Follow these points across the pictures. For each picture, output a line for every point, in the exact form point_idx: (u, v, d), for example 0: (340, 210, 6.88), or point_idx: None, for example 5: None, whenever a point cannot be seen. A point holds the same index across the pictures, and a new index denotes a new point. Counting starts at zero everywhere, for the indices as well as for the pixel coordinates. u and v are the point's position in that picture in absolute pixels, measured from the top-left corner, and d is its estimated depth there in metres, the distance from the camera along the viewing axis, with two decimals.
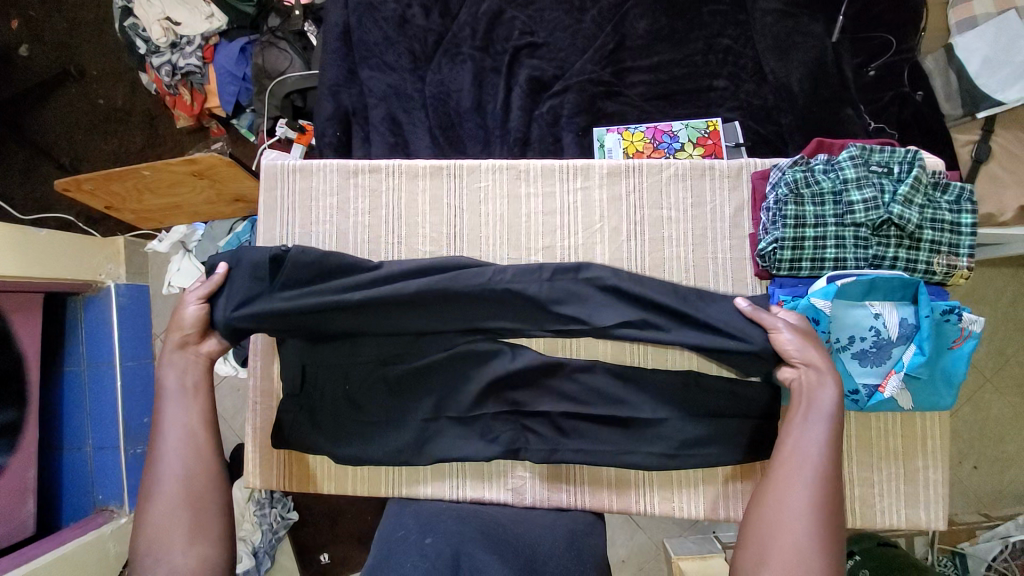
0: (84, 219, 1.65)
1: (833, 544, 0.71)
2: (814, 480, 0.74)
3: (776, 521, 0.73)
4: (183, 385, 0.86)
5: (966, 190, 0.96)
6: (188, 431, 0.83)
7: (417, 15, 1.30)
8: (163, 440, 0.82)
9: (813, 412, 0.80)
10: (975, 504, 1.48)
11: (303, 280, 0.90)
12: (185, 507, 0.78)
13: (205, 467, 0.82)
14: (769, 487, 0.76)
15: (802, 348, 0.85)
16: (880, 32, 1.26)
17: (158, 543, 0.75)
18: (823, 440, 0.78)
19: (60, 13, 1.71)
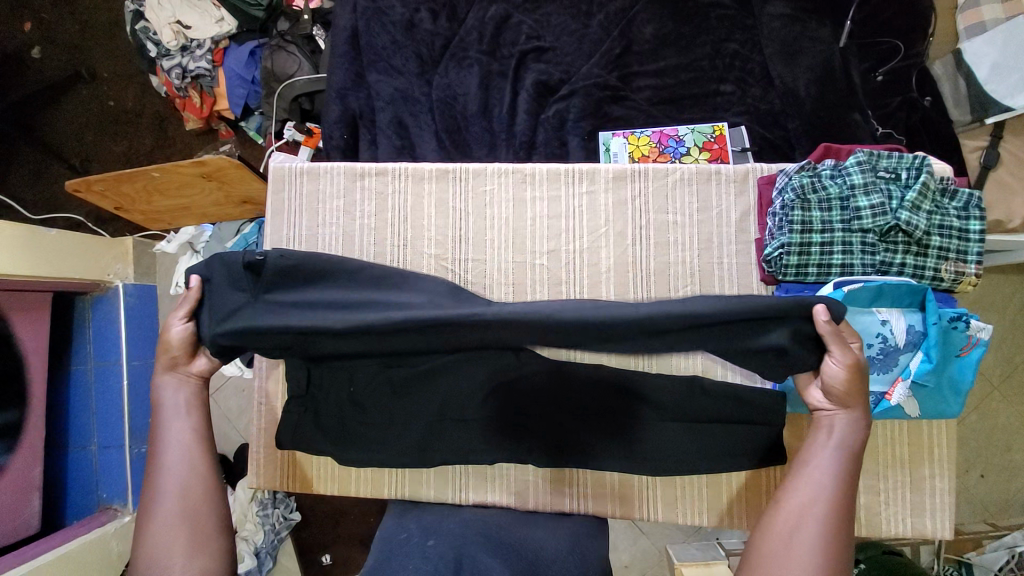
0: (94, 220, 1.67)
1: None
2: (825, 510, 0.70)
3: (783, 551, 0.68)
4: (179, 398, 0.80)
5: (974, 196, 0.95)
6: (184, 444, 0.78)
7: (424, 19, 1.31)
8: (159, 455, 0.77)
9: (828, 439, 0.75)
10: (982, 513, 1.46)
11: (294, 287, 0.76)
12: (184, 524, 0.74)
13: (203, 480, 0.77)
14: (775, 514, 0.72)
15: (852, 381, 0.74)
16: (888, 37, 1.26)
17: (157, 560, 0.71)
18: (836, 468, 0.72)
19: (72, 16, 1.74)
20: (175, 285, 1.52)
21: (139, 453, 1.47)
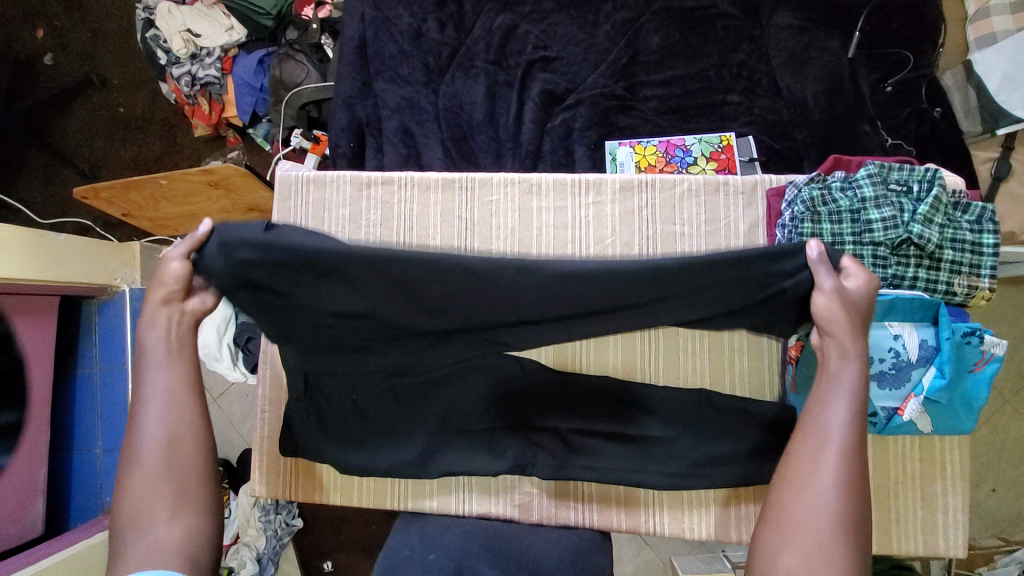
0: (102, 224, 1.68)
1: (860, 534, 0.61)
2: (841, 462, 0.63)
3: (798, 513, 0.62)
4: (171, 340, 0.70)
5: (987, 210, 0.94)
6: (174, 394, 0.69)
7: (431, 29, 1.32)
8: (144, 402, 0.68)
9: (838, 383, 0.67)
10: (993, 528, 1.44)
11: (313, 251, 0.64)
12: (171, 480, 0.66)
13: (196, 435, 0.69)
14: (787, 473, 0.65)
15: (846, 314, 0.65)
16: (896, 48, 1.25)
17: (142, 516, 0.64)
18: (850, 414, 0.65)
19: (84, 24, 1.76)
20: None
21: None
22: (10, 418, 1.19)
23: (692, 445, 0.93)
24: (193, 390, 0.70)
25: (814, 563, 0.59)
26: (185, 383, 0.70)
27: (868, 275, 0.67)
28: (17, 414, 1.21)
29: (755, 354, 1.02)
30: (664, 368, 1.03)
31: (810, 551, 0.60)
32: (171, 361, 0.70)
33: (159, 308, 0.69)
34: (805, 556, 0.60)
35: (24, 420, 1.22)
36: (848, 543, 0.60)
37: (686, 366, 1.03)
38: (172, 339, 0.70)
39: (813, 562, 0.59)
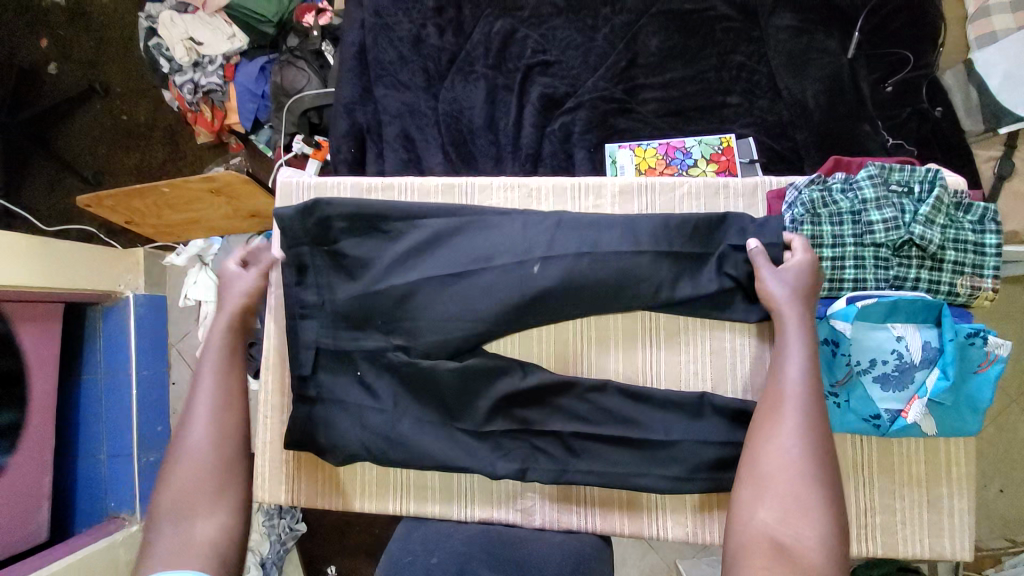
0: (105, 231, 1.69)
1: (825, 478, 0.73)
2: (800, 415, 0.77)
3: (769, 465, 0.75)
4: (222, 354, 0.90)
5: (989, 210, 0.93)
6: (225, 397, 0.87)
7: (431, 34, 1.33)
8: (197, 405, 0.86)
9: (788, 346, 0.84)
10: (1001, 530, 1.42)
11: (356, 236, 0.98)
12: (212, 476, 0.82)
13: (234, 435, 0.86)
14: (757, 432, 0.80)
15: (792, 291, 0.87)
16: (896, 48, 1.25)
17: (186, 504, 0.79)
18: (802, 372, 0.80)
19: (87, 33, 1.78)
20: (184, 297, 1.52)
21: (147, 462, 1.50)
22: (10, 418, 1.19)
23: (694, 449, 0.93)
24: (237, 395, 0.89)
25: (787, 508, 0.72)
26: (228, 390, 0.88)
27: (806, 255, 0.90)
28: (19, 414, 1.21)
29: (757, 359, 1.00)
30: (666, 372, 1.01)
31: (782, 499, 0.73)
32: (220, 371, 0.89)
33: (223, 320, 0.93)
34: (779, 503, 0.72)
35: (25, 421, 1.22)
36: (814, 488, 0.72)
37: (690, 371, 1.01)
38: (222, 346, 0.91)
39: (785, 508, 0.72)
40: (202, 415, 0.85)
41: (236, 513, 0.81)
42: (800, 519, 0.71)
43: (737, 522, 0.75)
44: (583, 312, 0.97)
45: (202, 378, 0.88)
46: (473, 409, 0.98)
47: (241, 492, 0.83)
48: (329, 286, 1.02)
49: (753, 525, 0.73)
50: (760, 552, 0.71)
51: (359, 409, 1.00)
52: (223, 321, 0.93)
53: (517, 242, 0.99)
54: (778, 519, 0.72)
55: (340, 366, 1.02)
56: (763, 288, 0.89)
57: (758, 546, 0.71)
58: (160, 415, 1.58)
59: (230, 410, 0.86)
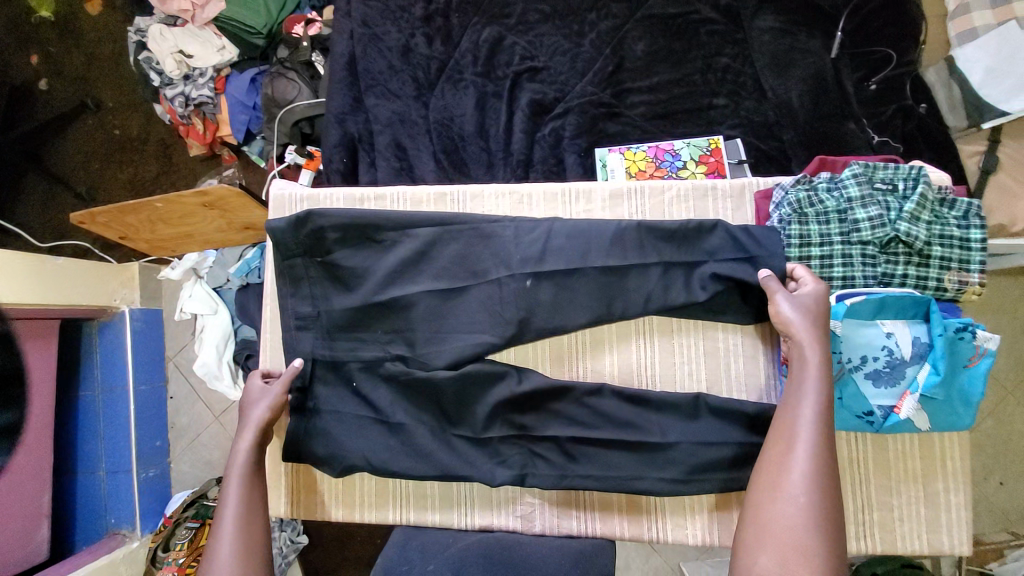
0: (100, 246, 1.69)
1: (829, 529, 0.74)
2: (809, 462, 0.78)
3: (774, 509, 0.77)
4: (249, 468, 0.92)
5: (973, 205, 0.95)
6: (248, 511, 0.88)
7: (419, 44, 1.34)
8: (222, 521, 0.86)
9: (804, 387, 0.84)
10: (1002, 522, 1.43)
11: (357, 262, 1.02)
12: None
13: (256, 553, 0.85)
14: (765, 473, 0.81)
15: (806, 320, 0.87)
16: (879, 46, 1.26)
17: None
18: (816, 417, 0.81)
19: (77, 48, 1.78)
20: (180, 310, 1.51)
21: (146, 477, 1.51)
22: (5, 420, 1.19)
23: (691, 450, 0.94)
24: (260, 509, 0.89)
25: (789, 556, 0.73)
26: (252, 506, 0.89)
27: (816, 283, 0.90)
28: (19, 414, 1.21)
29: (750, 359, 1.01)
30: (660, 374, 1.02)
31: (784, 545, 0.74)
32: (244, 484, 0.90)
33: (247, 435, 0.94)
34: (781, 549, 0.74)
35: (25, 420, 1.22)
36: (816, 538, 0.73)
37: (683, 372, 1.02)
38: (249, 461, 0.92)
39: (786, 555, 0.73)
40: (228, 533, 0.85)
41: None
42: (800, 567, 0.72)
43: (738, 562, 0.77)
44: (576, 315, 0.98)
45: (228, 491, 0.89)
46: (470, 416, 0.98)
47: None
48: (324, 297, 1.02)
49: (753, 569, 0.74)
50: None
51: (357, 419, 1.01)
52: (249, 435, 0.94)
53: (512, 249, 1.00)
54: (777, 566, 0.73)
55: (336, 375, 1.02)
56: (775, 311, 0.90)
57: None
58: (159, 430, 1.58)
59: (252, 526, 0.87)
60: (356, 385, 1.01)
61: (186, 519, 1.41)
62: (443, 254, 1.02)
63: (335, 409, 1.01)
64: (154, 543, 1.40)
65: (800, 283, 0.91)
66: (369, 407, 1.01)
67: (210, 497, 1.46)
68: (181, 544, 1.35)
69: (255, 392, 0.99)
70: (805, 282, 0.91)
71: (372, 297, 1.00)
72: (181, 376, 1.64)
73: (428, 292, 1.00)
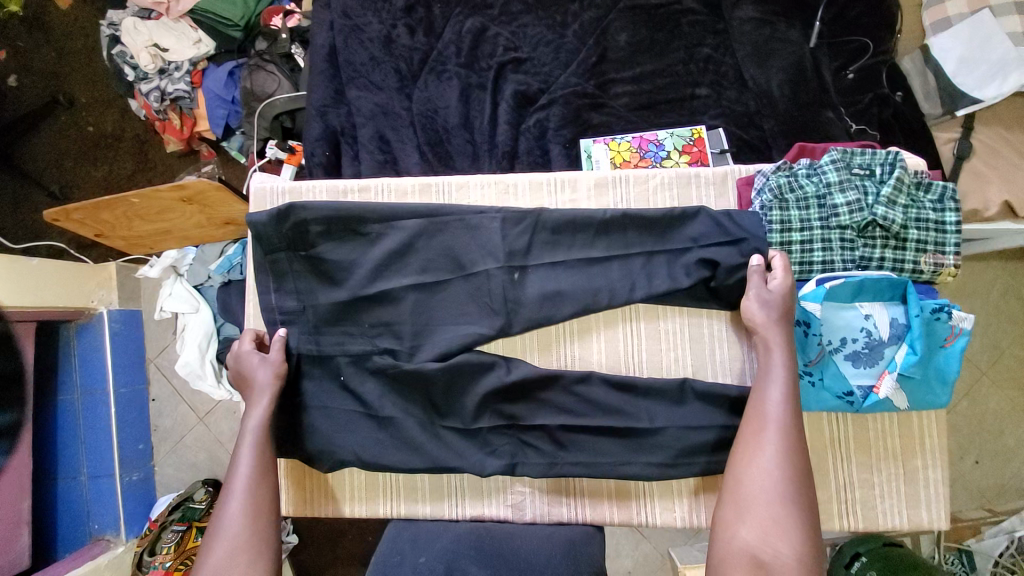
0: (75, 246, 1.63)
1: (802, 498, 0.77)
2: (780, 438, 0.81)
3: (752, 487, 0.79)
4: (260, 431, 0.93)
5: (948, 189, 0.97)
6: (261, 472, 0.90)
7: (402, 34, 1.32)
8: (235, 482, 0.89)
9: (770, 368, 0.87)
10: (978, 499, 1.48)
11: (344, 255, 1.01)
12: (242, 552, 0.83)
13: (264, 514, 0.87)
14: (740, 453, 0.83)
15: (771, 311, 0.90)
16: (857, 36, 1.28)
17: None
18: (784, 398, 0.84)
19: (48, 43, 1.72)
20: (160, 309, 1.47)
21: (130, 481, 1.48)
22: None
23: (679, 434, 0.95)
24: (269, 471, 0.91)
25: (767, 530, 0.75)
26: (262, 468, 0.91)
27: (785, 277, 0.91)
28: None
29: (733, 343, 1.02)
30: (647, 361, 1.02)
31: (762, 519, 0.76)
32: (256, 446, 0.92)
33: (259, 402, 0.95)
34: (759, 523, 0.76)
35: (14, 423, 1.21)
36: (791, 508, 0.76)
37: (670, 358, 1.03)
38: (262, 425, 0.94)
39: (765, 528, 0.76)
40: (238, 493, 0.88)
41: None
42: (779, 539, 0.75)
43: (719, 539, 0.79)
44: (563, 305, 0.98)
45: (240, 453, 0.91)
46: (459, 407, 0.98)
47: (272, 567, 0.84)
48: (308, 291, 1.01)
49: (734, 543, 0.77)
50: (740, 569, 0.75)
51: (345, 413, 1.00)
52: (261, 400, 0.95)
53: (498, 239, 1.00)
54: (757, 539, 0.76)
55: (322, 369, 1.01)
56: (746, 308, 0.92)
57: (737, 563, 0.76)
58: (142, 432, 1.55)
59: (262, 486, 0.89)
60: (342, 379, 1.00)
61: (171, 522, 1.39)
62: (429, 245, 1.01)
63: (323, 403, 1.00)
64: (140, 547, 1.38)
65: (773, 274, 0.93)
66: (357, 401, 1.00)
67: (196, 500, 1.44)
68: (167, 548, 1.33)
69: (255, 360, 0.98)
70: (777, 275, 0.92)
71: (359, 290, 0.99)
72: (164, 377, 1.60)
73: (415, 284, 0.99)
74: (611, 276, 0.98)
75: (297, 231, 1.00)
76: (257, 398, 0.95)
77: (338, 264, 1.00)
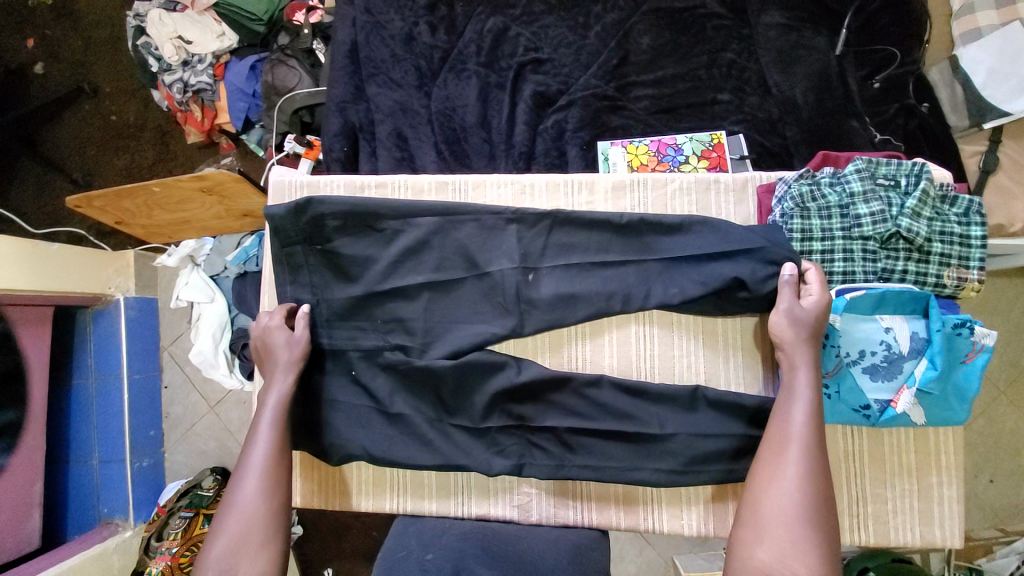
0: (95, 233, 1.66)
1: (822, 519, 0.77)
2: (802, 458, 0.80)
3: (770, 506, 0.79)
4: (279, 408, 0.94)
5: (974, 203, 0.95)
6: (277, 448, 0.91)
7: (423, 32, 1.33)
8: (252, 457, 0.90)
9: (794, 386, 0.86)
10: (991, 519, 1.44)
11: (360, 249, 1.01)
12: (257, 526, 0.85)
13: (281, 488, 0.89)
14: (760, 472, 0.83)
15: (798, 328, 0.88)
16: (883, 45, 1.26)
17: (235, 548, 0.83)
18: (807, 418, 0.83)
19: (76, 33, 1.76)
20: (175, 298, 1.49)
21: (140, 467, 1.50)
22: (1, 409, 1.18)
23: (689, 441, 0.94)
24: (286, 450, 0.93)
25: (785, 551, 0.75)
26: (279, 446, 0.92)
27: (822, 295, 0.89)
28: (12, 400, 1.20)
29: (749, 351, 1.01)
30: (659, 366, 1.02)
31: (780, 540, 0.76)
32: (275, 420, 0.93)
33: (280, 377, 0.95)
34: (777, 544, 0.76)
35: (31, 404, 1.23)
36: (811, 531, 0.76)
37: (682, 364, 1.02)
38: (281, 401, 0.95)
39: (782, 549, 0.75)
40: (255, 468, 0.89)
41: (276, 562, 0.84)
42: (797, 561, 0.74)
43: (735, 558, 0.79)
44: (576, 308, 0.98)
45: (258, 429, 0.92)
46: (468, 406, 0.98)
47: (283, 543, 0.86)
48: (324, 286, 1.02)
49: (750, 563, 0.77)
50: None
51: (356, 408, 1.00)
52: (282, 376, 0.96)
53: (514, 240, 1.00)
54: (773, 560, 0.75)
55: (334, 363, 1.02)
56: (773, 322, 0.91)
57: None
58: (154, 418, 1.57)
59: (278, 462, 0.91)
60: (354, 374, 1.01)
61: (179, 509, 1.41)
62: (444, 243, 1.01)
63: (334, 396, 1.01)
64: (148, 532, 1.40)
65: (809, 289, 0.91)
66: (367, 395, 1.01)
67: (205, 488, 1.45)
68: (175, 534, 1.35)
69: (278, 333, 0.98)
70: (812, 289, 0.91)
71: (373, 286, 1.00)
72: (177, 365, 1.62)
73: (429, 282, 0.99)
74: (626, 280, 0.98)
75: (314, 224, 1.00)
76: (279, 375, 0.95)
77: (354, 258, 1.01)
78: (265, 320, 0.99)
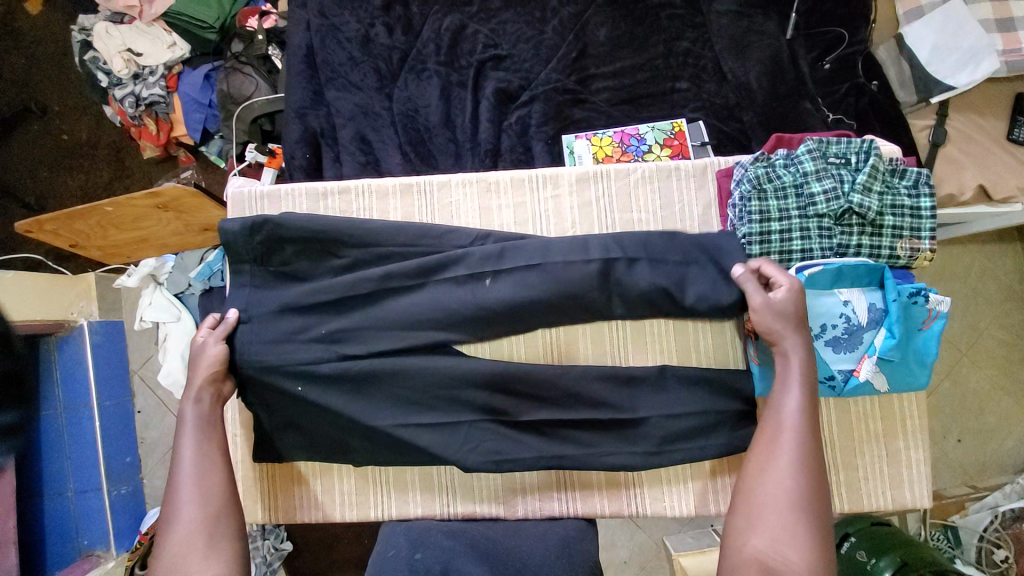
0: (54, 258, 1.60)
1: (814, 506, 0.78)
2: (795, 446, 0.82)
3: (764, 493, 0.80)
4: (202, 418, 0.90)
5: (922, 174, 0.99)
6: (203, 459, 0.88)
7: (380, 33, 1.31)
8: (179, 476, 0.85)
9: (787, 375, 0.87)
10: (962, 477, 1.51)
11: (320, 255, 0.99)
12: (201, 538, 0.81)
13: (220, 494, 0.86)
14: (754, 461, 0.84)
15: (783, 318, 0.88)
16: (832, 26, 1.30)
17: (180, 565, 0.79)
18: (800, 406, 0.84)
19: (18, 51, 1.68)
20: (140, 319, 1.44)
21: (118, 495, 1.46)
22: None
23: (664, 423, 0.96)
24: (218, 456, 0.89)
25: (779, 539, 0.76)
26: (209, 457, 0.88)
27: (789, 283, 0.89)
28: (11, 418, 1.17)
29: (717, 333, 1.04)
30: (633, 352, 1.03)
31: (774, 528, 0.77)
32: (200, 431, 0.89)
33: (191, 391, 0.91)
34: (771, 531, 0.77)
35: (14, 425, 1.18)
36: (804, 519, 0.77)
37: (654, 351, 1.04)
38: (197, 413, 0.90)
39: (776, 537, 0.76)
40: (186, 479, 0.85)
41: (229, 567, 0.81)
42: (790, 547, 0.75)
43: (730, 547, 0.80)
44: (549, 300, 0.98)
45: (182, 444, 0.88)
46: (444, 406, 0.97)
47: (236, 548, 0.83)
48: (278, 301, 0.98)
49: (745, 551, 0.77)
50: None
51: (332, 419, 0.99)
52: (194, 391, 0.91)
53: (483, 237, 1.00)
54: (768, 546, 0.76)
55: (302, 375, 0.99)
56: (755, 317, 0.90)
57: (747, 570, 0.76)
58: (129, 444, 1.52)
59: (211, 470, 0.87)
60: (308, 383, 0.96)
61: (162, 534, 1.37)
62: (411, 245, 0.99)
63: (303, 407, 0.97)
64: (130, 561, 1.35)
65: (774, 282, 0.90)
66: (332, 407, 0.96)
67: None
68: None
69: (193, 344, 0.94)
70: (778, 283, 0.90)
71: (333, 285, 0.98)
72: (148, 388, 1.58)
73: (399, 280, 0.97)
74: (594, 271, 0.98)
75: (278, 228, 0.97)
76: (189, 390, 0.91)
77: (319, 267, 0.99)
78: (200, 334, 0.96)
